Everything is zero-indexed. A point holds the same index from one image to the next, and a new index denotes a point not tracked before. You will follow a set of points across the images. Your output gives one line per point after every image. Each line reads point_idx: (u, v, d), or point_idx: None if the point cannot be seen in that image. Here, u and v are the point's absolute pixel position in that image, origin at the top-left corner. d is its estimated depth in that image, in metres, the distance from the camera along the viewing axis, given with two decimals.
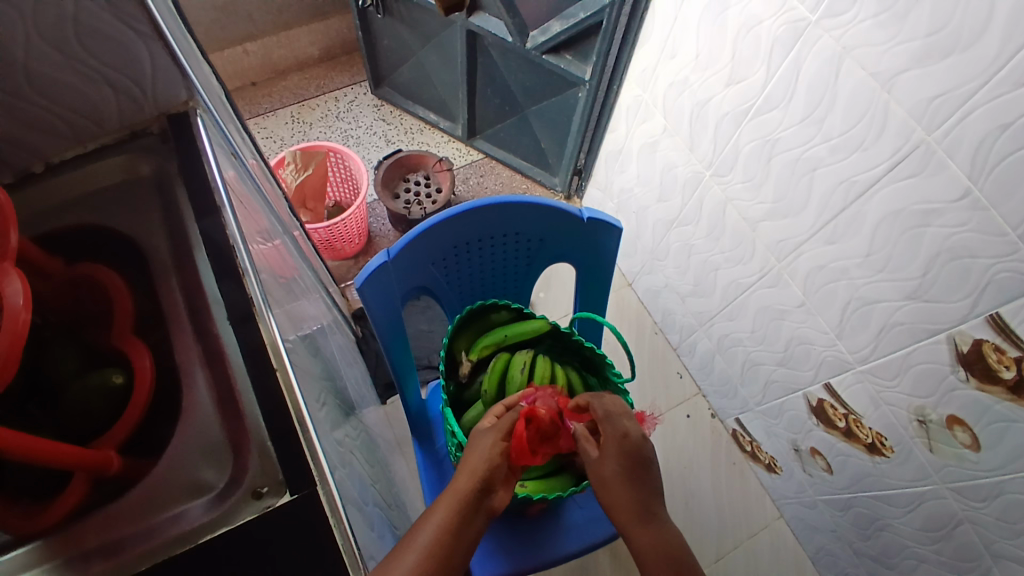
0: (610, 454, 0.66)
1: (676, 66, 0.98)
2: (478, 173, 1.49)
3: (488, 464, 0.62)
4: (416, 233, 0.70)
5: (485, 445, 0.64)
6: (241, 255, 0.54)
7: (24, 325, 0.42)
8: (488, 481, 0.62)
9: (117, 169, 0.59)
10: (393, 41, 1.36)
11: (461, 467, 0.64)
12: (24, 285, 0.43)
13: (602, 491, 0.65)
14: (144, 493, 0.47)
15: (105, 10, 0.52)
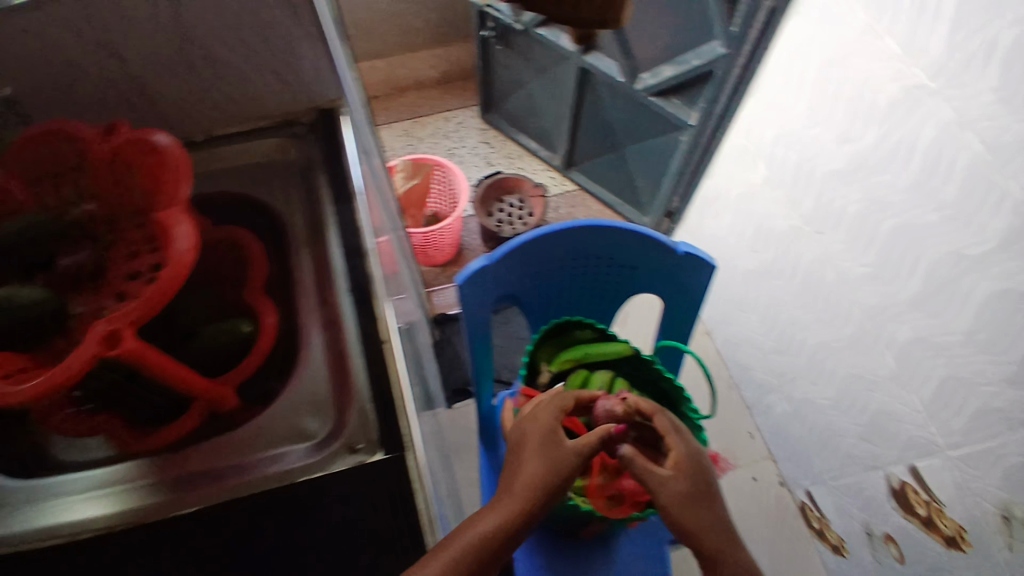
0: (678, 470, 0.57)
1: (787, 119, 0.99)
2: (570, 204, 1.54)
3: (559, 477, 0.53)
4: (517, 243, 0.74)
5: (559, 453, 0.54)
6: (364, 237, 0.59)
7: (184, 265, 0.47)
8: (552, 495, 0.53)
9: (269, 149, 0.67)
10: (506, 71, 1.43)
11: (521, 462, 0.55)
12: (192, 229, 0.49)
13: (683, 513, 0.54)
14: (249, 433, 0.52)
15: None
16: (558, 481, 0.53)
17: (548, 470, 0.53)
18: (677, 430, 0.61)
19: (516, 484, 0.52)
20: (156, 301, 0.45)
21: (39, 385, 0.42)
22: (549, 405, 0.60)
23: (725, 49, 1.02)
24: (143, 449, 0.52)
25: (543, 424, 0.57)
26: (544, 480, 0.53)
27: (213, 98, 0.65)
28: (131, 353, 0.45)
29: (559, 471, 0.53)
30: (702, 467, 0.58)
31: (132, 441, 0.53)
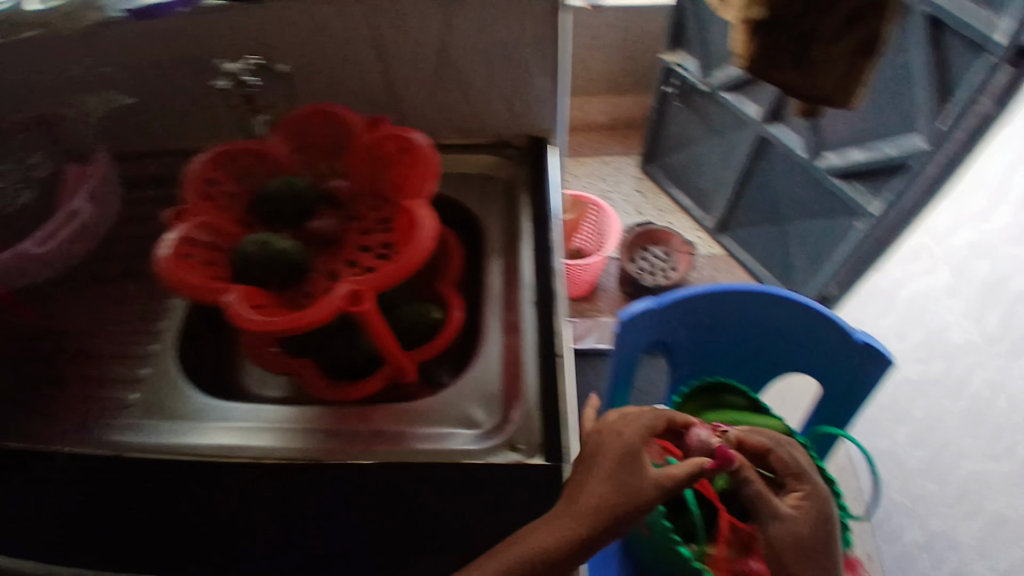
0: (797, 509, 0.54)
1: (984, 229, 0.91)
2: (713, 267, 1.50)
3: (631, 505, 0.42)
4: (686, 294, 0.72)
5: (634, 480, 0.43)
6: (555, 258, 0.62)
7: (426, 252, 0.51)
8: (621, 525, 0.42)
9: (481, 164, 0.72)
10: (678, 128, 1.45)
11: (587, 476, 0.44)
12: (436, 218, 0.53)
13: (799, 547, 0.52)
14: (425, 408, 0.58)
15: None
16: (630, 511, 0.42)
17: (620, 494, 0.42)
18: (799, 473, 0.57)
19: (581, 501, 0.42)
20: (398, 277, 0.50)
21: (290, 324, 0.48)
22: (628, 419, 0.49)
23: (926, 146, 0.98)
24: (336, 399, 0.61)
25: (622, 439, 0.46)
26: (617, 505, 0.42)
27: (445, 110, 0.69)
28: (365, 314, 0.50)
29: (631, 502, 0.42)
30: (823, 515, 0.54)
31: (326, 388, 0.61)
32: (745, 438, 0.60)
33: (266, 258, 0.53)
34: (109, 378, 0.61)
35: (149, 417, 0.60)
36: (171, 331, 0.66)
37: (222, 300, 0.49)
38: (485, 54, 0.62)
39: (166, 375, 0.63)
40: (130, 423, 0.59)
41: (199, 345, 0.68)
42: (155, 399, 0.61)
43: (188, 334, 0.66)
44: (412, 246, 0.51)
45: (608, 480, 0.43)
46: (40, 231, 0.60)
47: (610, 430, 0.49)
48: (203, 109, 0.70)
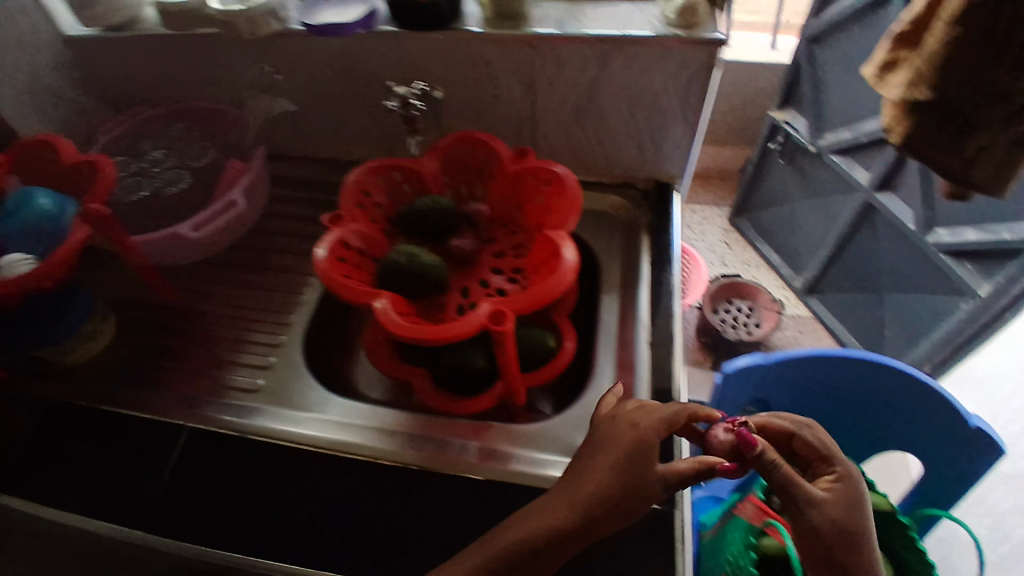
0: (830, 490, 0.42)
1: None
2: (798, 328, 1.42)
3: (621, 498, 0.40)
4: (794, 356, 0.72)
5: (634, 472, 0.40)
6: (675, 301, 0.64)
7: (568, 280, 0.53)
8: (613, 518, 0.40)
9: (605, 203, 0.74)
10: (774, 184, 1.41)
11: (591, 462, 0.42)
12: (574, 250, 0.54)
13: (839, 543, 0.40)
14: (534, 433, 0.59)
15: None
16: (622, 503, 0.40)
17: (614, 493, 0.40)
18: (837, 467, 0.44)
19: (579, 491, 0.40)
20: (542, 301, 0.52)
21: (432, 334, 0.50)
22: (641, 407, 0.44)
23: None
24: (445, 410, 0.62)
25: (628, 432, 0.42)
26: (614, 498, 0.40)
27: (580, 147, 0.71)
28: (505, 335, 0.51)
29: (628, 498, 0.40)
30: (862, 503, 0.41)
31: (436, 398, 0.63)
32: (765, 423, 0.47)
33: (411, 271, 0.55)
34: (243, 360, 0.67)
35: (274, 403, 0.63)
36: (299, 325, 0.69)
37: (374, 305, 0.52)
38: (631, 96, 0.64)
39: (291, 365, 0.66)
40: (257, 406, 0.63)
41: (320, 340, 0.71)
42: (279, 387, 0.65)
43: (312, 329, 0.70)
44: (557, 271, 0.53)
45: (607, 475, 0.40)
46: (197, 216, 0.66)
47: (618, 416, 0.44)
48: (348, 121, 0.74)
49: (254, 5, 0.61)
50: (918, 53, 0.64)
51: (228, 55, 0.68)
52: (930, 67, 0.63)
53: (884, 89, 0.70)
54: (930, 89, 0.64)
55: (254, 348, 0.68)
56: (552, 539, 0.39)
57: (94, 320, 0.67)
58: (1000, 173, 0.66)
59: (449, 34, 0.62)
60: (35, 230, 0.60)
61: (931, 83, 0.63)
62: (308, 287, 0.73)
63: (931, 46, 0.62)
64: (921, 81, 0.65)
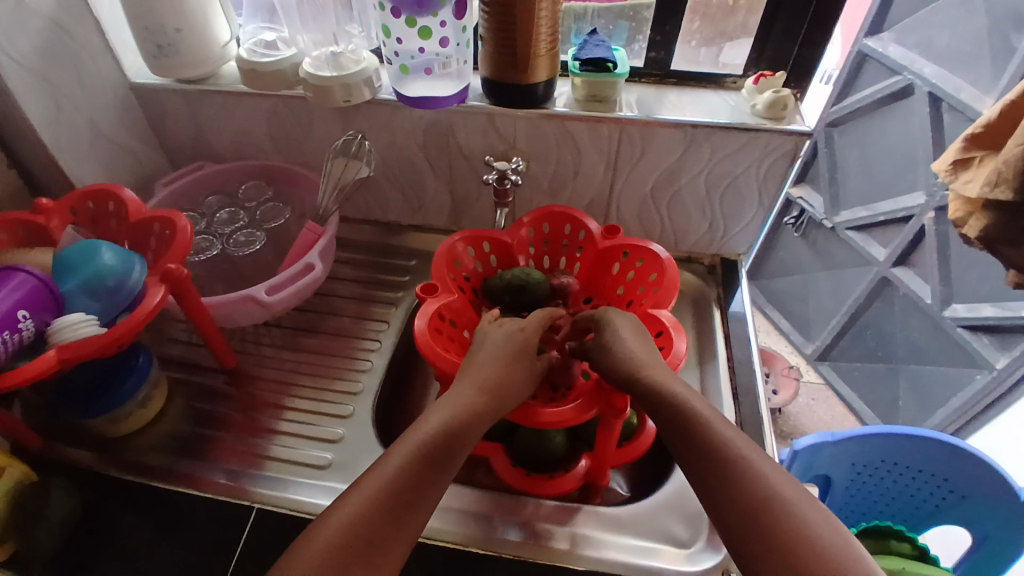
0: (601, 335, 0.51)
1: None
2: (810, 396, 1.46)
3: (504, 371, 0.46)
4: (865, 433, 0.72)
5: (513, 354, 0.48)
6: (758, 380, 0.64)
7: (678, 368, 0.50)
8: (506, 394, 0.46)
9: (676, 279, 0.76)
10: (790, 255, 1.51)
11: (476, 354, 0.49)
12: (673, 318, 0.54)
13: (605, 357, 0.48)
14: (624, 519, 0.56)
15: None
16: (513, 380, 0.47)
17: (511, 374, 0.47)
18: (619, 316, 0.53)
19: (478, 376, 0.46)
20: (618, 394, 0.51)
21: (533, 418, 0.49)
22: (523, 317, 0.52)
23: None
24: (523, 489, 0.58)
25: (515, 334, 0.50)
26: (507, 379, 0.46)
27: (651, 224, 0.74)
28: (619, 412, 0.48)
29: (515, 376, 0.47)
30: (621, 322, 0.51)
31: (515, 476, 0.58)
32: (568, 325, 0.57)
33: None
34: (301, 428, 0.62)
35: (349, 481, 0.57)
36: (369, 395, 0.65)
37: None
38: (710, 178, 0.67)
39: (364, 438, 0.61)
40: (332, 486, 0.57)
41: (386, 411, 0.67)
42: (351, 462, 0.59)
43: (379, 397, 0.66)
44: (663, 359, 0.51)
45: (504, 364, 0.47)
46: (274, 281, 0.61)
47: (501, 325, 0.52)
48: (421, 188, 0.75)
49: (350, 74, 0.62)
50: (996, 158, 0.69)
51: (308, 117, 0.69)
52: (1012, 170, 0.67)
53: (957, 184, 0.75)
54: (1012, 188, 0.68)
55: (321, 420, 0.63)
56: (480, 416, 0.43)
57: (149, 387, 0.61)
58: None
59: (542, 110, 0.64)
60: (99, 288, 0.53)
61: (1014, 184, 0.67)
62: (374, 353, 0.69)
63: (1013, 151, 0.67)
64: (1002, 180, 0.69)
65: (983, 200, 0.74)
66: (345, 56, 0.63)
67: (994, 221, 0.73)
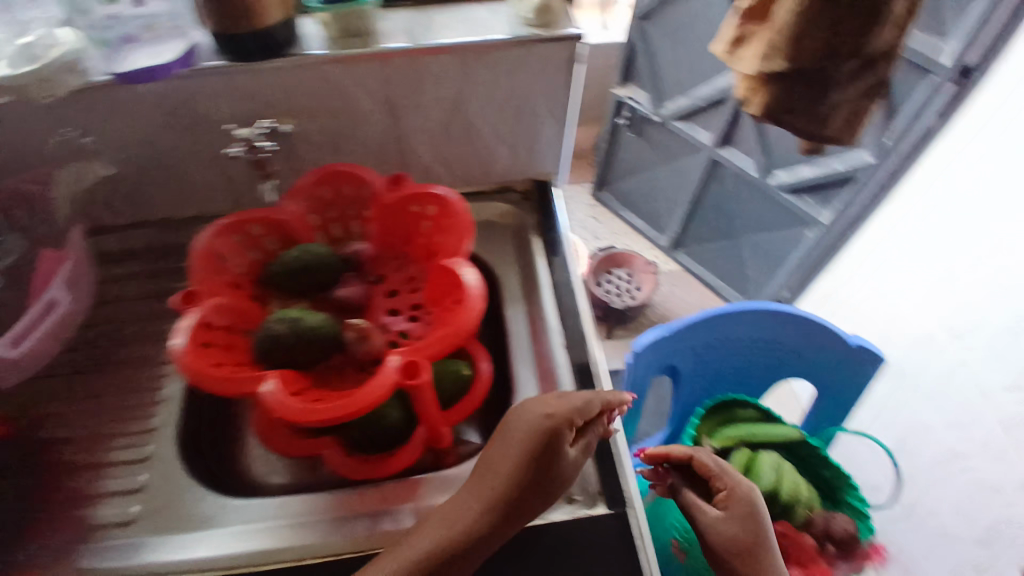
0: (728, 512, 0.46)
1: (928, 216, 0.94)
2: (672, 283, 1.53)
3: (514, 477, 0.41)
4: (698, 319, 0.75)
5: (530, 451, 0.42)
6: (581, 300, 0.63)
7: (479, 310, 0.47)
8: (517, 506, 0.41)
9: (496, 213, 0.73)
10: (630, 155, 1.51)
11: (497, 447, 0.43)
12: (478, 273, 0.49)
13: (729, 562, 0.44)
14: (468, 473, 0.55)
15: None
16: (529, 484, 0.42)
17: (529, 478, 0.42)
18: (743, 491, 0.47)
19: (485, 483, 0.42)
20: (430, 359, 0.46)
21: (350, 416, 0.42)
22: (554, 397, 0.45)
23: (872, 160, 1.04)
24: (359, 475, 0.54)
25: (540, 423, 0.43)
26: (523, 483, 0.41)
27: (451, 158, 0.69)
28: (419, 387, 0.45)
29: (538, 482, 0.42)
30: (757, 510, 0.45)
31: (348, 466, 0.54)
32: (664, 450, 0.52)
33: (297, 340, 0.46)
34: (97, 488, 0.54)
35: (162, 530, 0.51)
36: (170, 428, 0.57)
37: (260, 389, 0.42)
38: (498, 100, 0.63)
39: (173, 478, 0.54)
40: (144, 541, 0.51)
41: (196, 435, 0.60)
42: (161, 508, 0.53)
43: (186, 426, 0.59)
44: (463, 306, 0.47)
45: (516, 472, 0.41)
46: (13, 330, 0.58)
47: (530, 406, 0.45)
48: (192, 173, 0.65)
49: (45, 61, 0.50)
50: (769, 29, 0.67)
51: (11, 116, 0.56)
52: (784, 39, 0.66)
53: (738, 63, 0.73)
54: (785, 58, 0.67)
55: (117, 471, 0.55)
56: (476, 536, 0.40)
57: None
58: (850, 126, 0.78)
59: (291, 61, 0.56)
60: None
61: (786, 55, 0.67)
62: (170, 378, 0.61)
63: (785, 19, 0.65)
64: (776, 51, 0.68)
65: (762, 75, 0.71)
66: (37, 41, 0.50)
67: (774, 96, 0.72)
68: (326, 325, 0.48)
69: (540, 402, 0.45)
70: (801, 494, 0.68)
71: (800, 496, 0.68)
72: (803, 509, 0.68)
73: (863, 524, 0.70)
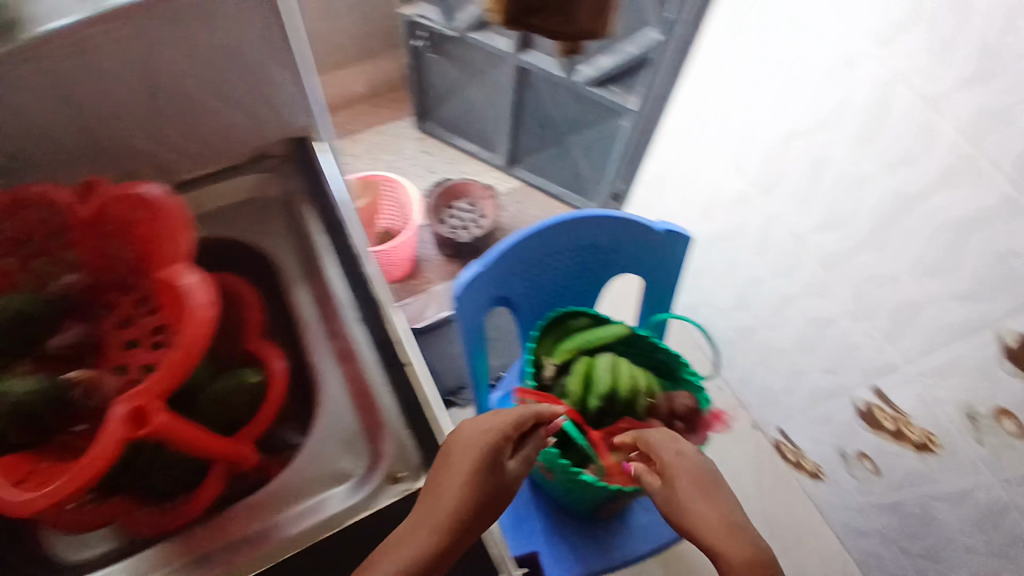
0: (675, 473, 0.59)
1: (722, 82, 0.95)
2: (517, 199, 1.49)
3: (467, 489, 0.48)
4: (509, 244, 0.73)
5: (483, 464, 0.51)
6: (367, 260, 0.61)
7: (205, 320, 0.48)
8: (474, 514, 0.48)
9: (248, 188, 0.66)
10: (443, 79, 1.40)
11: (444, 465, 0.50)
12: (203, 281, 0.49)
13: (675, 512, 0.57)
14: (286, 482, 0.53)
15: (259, 48, 0.58)
16: (485, 493, 0.50)
17: (482, 487, 0.50)
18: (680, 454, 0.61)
19: (442, 498, 0.47)
20: (166, 387, 0.46)
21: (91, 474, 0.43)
22: (500, 417, 0.56)
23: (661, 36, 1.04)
24: (167, 527, 0.52)
25: (485, 439, 0.53)
26: (474, 493, 0.49)
27: (177, 135, 0.63)
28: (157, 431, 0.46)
29: (490, 490, 0.50)
30: (699, 469, 0.59)
31: (150, 521, 0.53)
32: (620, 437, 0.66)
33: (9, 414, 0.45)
34: None
35: None
36: None
37: None
38: (204, 59, 0.57)
39: None
40: None
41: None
42: None
43: None
44: (186, 322, 0.47)
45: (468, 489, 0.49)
46: None
47: (469, 429, 0.54)
48: None
49: None
50: None
51: None
52: None
53: None
54: None
55: None
56: (446, 547, 0.46)
57: None
58: None
59: None
60: None
61: None
62: None
63: None
64: None
65: None
66: None
67: None
68: (33, 387, 0.46)
69: (484, 424, 0.54)
70: (637, 384, 0.71)
71: (636, 386, 0.71)
72: (641, 399, 0.71)
73: (700, 395, 0.73)
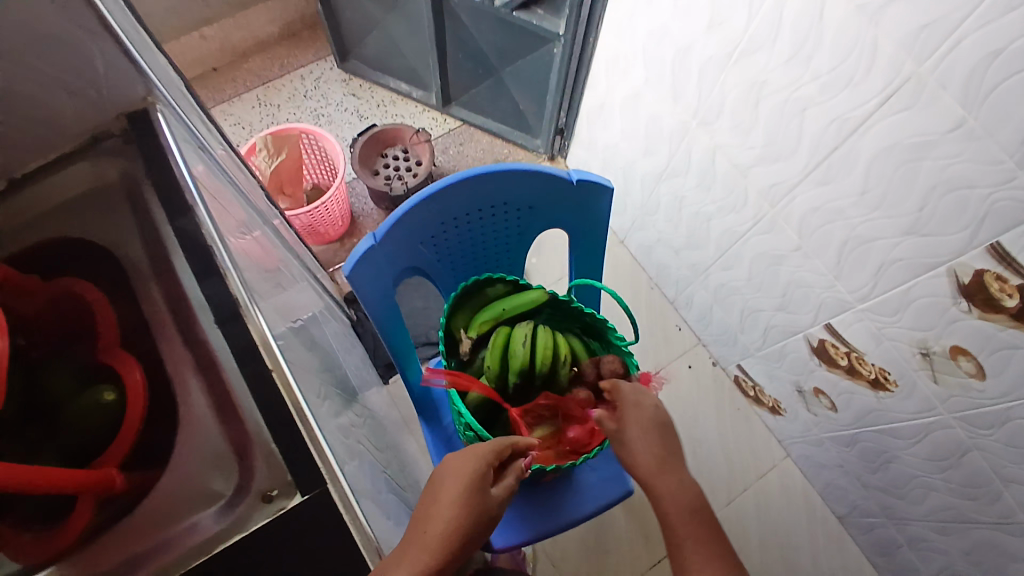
0: (628, 419, 0.63)
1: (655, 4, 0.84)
2: (458, 142, 1.38)
3: (459, 517, 0.56)
4: (404, 210, 0.65)
5: (475, 490, 0.58)
6: (222, 249, 0.53)
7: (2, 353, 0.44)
8: (466, 537, 0.56)
9: (85, 177, 0.54)
10: (356, 12, 1.26)
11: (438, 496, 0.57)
12: None
13: (623, 451, 0.64)
14: (152, 509, 0.46)
15: (54, 13, 0.50)
16: (473, 516, 0.57)
17: (471, 513, 0.57)
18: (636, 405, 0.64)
19: (435, 531, 0.54)
20: None
21: None
22: (492, 440, 0.62)
23: None
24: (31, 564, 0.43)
25: (476, 465, 0.59)
26: (463, 521, 0.56)
27: None
28: None
29: (477, 513, 0.57)
30: (650, 410, 0.64)
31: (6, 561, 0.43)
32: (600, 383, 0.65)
33: None
34: None
35: None
36: None
37: None
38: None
39: None
40: None
41: None
42: None
43: None
44: None
45: (456, 513, 0.56)
46: None
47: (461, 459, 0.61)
48: None
49: None
50: None
51: None
52: None
53: None
54: None
55: None
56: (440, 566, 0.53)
57: None
58: None
59: None
60: None
61: None
62: None
63: None
64: None
65: None
66: None
67: None
68: None
69: (483, 449, 0.61)
70: (557, 354, 0.65)
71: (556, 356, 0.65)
72: (562, 369, 0.66)
73: (629, 358, 0.68)
